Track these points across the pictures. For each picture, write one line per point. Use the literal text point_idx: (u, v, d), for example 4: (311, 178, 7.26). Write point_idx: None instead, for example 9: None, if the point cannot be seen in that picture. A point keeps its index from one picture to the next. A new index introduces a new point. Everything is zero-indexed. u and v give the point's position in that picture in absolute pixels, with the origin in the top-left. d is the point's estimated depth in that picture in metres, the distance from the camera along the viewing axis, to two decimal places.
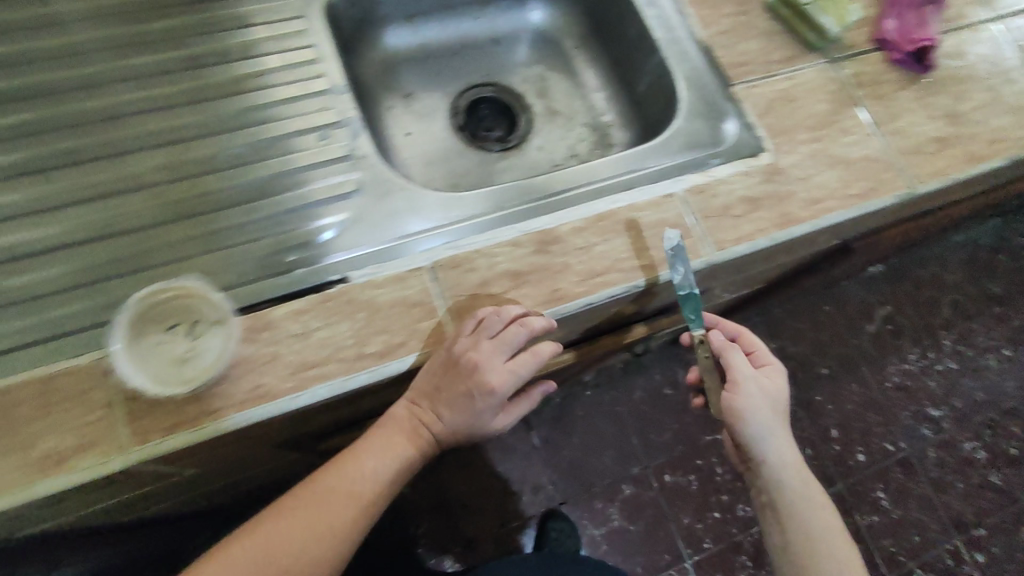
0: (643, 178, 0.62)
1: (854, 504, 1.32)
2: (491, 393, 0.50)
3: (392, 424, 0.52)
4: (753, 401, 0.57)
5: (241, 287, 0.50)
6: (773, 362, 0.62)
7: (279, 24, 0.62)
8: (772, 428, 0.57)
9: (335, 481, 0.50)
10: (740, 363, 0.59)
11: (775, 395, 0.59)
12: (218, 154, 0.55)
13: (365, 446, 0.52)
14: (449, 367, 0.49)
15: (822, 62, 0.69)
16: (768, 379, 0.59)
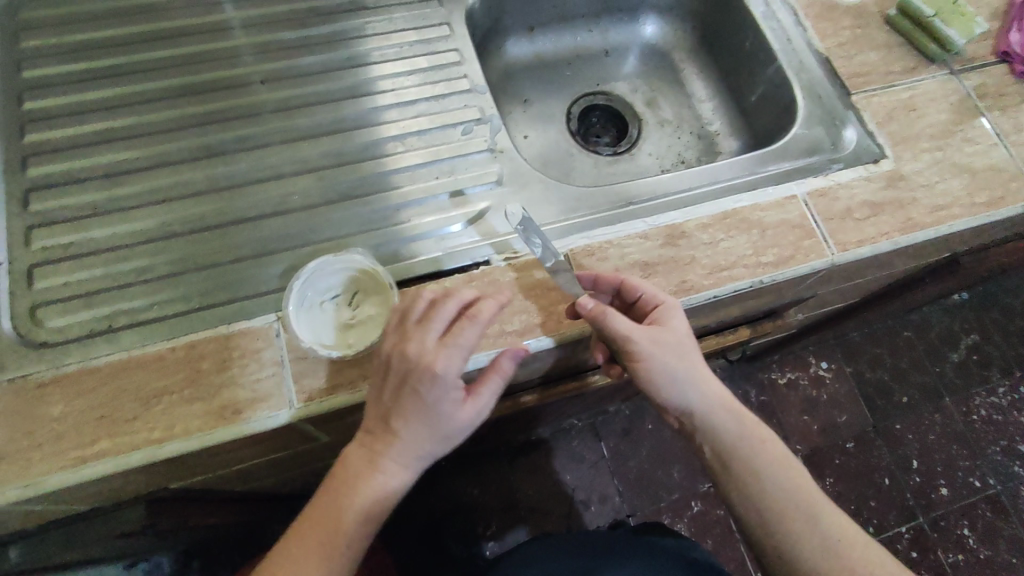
0: (764, 180, 0.64)
1: (937, 540, 1.27)
2: (446, 395, 0.44)
3: (343, 465, 0.46)
4: (657, 361, 0.51)
5: (395, 263, 0.55)
6: (665, 299, 0.53)
7: (428, 28, 0.67)
8: (689, 379, 0.52)
9: (305, 545, 0.45)
10: (629, 328, 0.50)
11: (678, 344, 0.52)
12: (375, 142, 0.61)
13: (325, 499, 0.46)
14: (391, 390, 0.45)
15: (944, 73, 0.69)
16: (673, 326, 0.51)
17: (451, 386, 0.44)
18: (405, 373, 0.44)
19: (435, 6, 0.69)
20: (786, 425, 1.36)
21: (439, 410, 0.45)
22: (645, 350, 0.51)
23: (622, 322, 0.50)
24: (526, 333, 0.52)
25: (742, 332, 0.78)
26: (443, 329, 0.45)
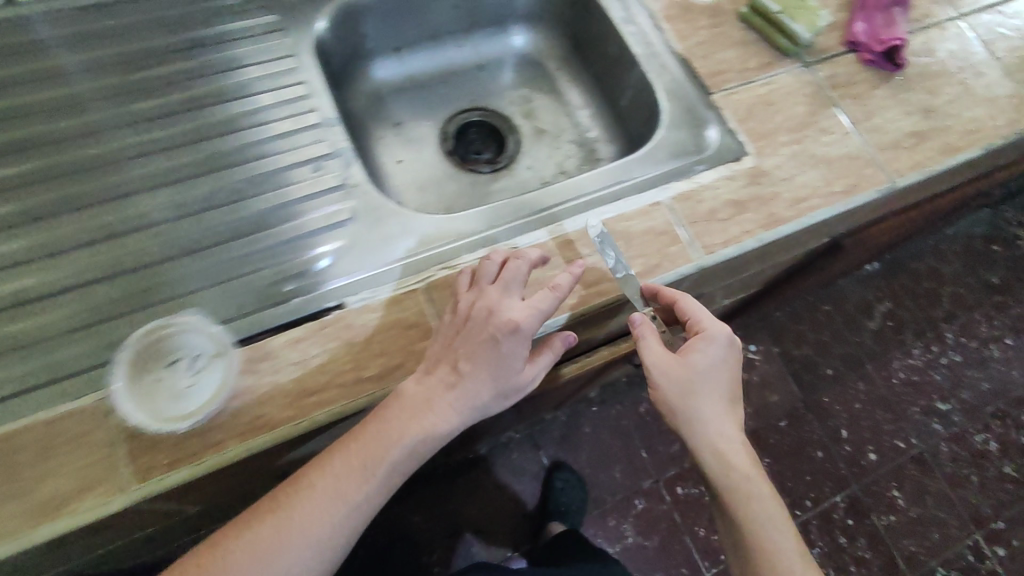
0: (630, 189, 0.63)
1: (869, 504, 1.31)
2: (518, 342, 0.49)
3: (397, 401, 0.48)
4: (693, 399, 0.54)
5: (241, 318, 0.52)
6: (710, 325, 0.55)
7: (272, 62, 0.64)
8: (714, 415, 0.54)
9: (342, 476, 0.48)
10: (655, 354, 0.55)
11: (714, 368, 0.55)
12: (219, 190, 0.57)
13: (347, 452, 0.48)
14: (466, 332, 0.50)
15: (798, 67, 0.70)
16: (696, 359, 0.54)
17: (527, 332, 0.49)
18: (486, 318, 0.49)
19: (279, 37, 0.64)
20: None
21: (510, 359, 0.49)
22: (676, 379, 0.54)
23: (655, 347, 0.55)
24: (384, 377, 0.51)
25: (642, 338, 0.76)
26: (518, 286, 0.52)
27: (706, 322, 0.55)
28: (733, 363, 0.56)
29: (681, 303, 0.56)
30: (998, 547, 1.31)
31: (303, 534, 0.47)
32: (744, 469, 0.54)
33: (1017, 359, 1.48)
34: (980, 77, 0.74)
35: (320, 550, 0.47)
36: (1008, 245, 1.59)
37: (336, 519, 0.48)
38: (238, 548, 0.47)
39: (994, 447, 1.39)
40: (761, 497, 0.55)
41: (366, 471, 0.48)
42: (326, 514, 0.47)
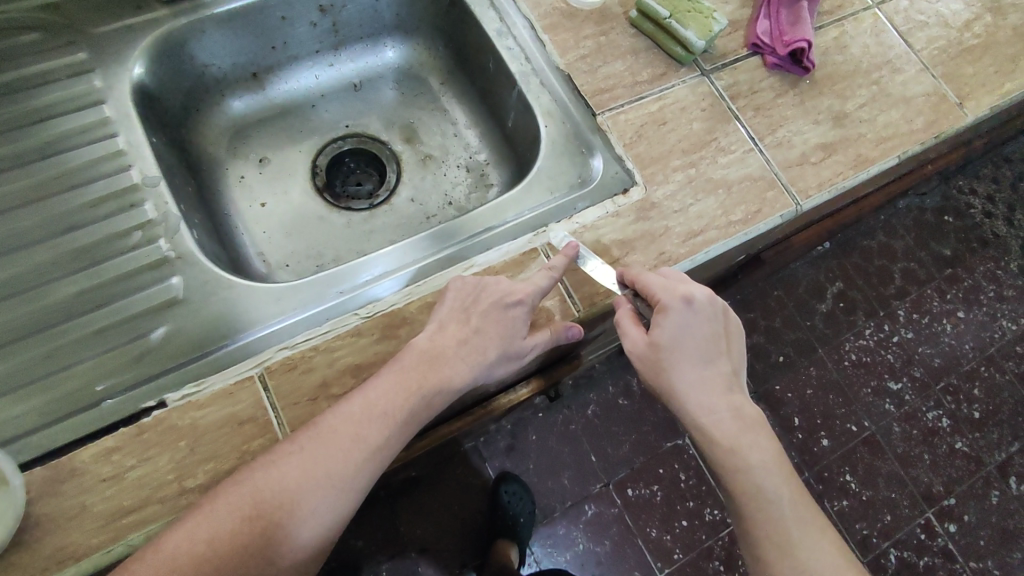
0: (503, 234, 0.57)
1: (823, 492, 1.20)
2: (524, 307, 0.50)
3: (417, 357, 0.47)
4: (674, 371, 0.50)
5: (43, 430, 0.44)
6: (675, 294, 0.50)
7: (80, 112, 0.54)
8: (702, 382, 0.50)
9: (342, 437, 0.44)
10: (630, 333, 0.52)
11: (687, 333, 0.50)
12: (21, 273, 0.49)
13: (331, 429, 0.44)
14: (467, 304, 0.50)
15: (694, 76, 0.64)
16: (660, 334, 0.50)
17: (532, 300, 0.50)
18: (488, 288, 0.50)
19: (89, 80, 0.55)
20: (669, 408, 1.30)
21: (517, 323, 0.50)
22: (647, 359, 0.51)
23: (632, 329, 0.52)
24: (213, 487, 0.44)
25: (545, 380, 0.74)
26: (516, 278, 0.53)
27: (662, 293, 0.50)
28: (717, 326, 0.51)
29: (638, 282, 0.52)
30: (950, 526, 1.20)
31: (287, 521, 0.42)
32: (728, 442, 0.49)
33: (970, 332, 1.34)
34: (895, 73, 0.68)
35: (309, 533, 0.43)
36: (963, 216, 1.43)
37: (325, 501, 0.43)
38: (204, 550, 0.40)
39: (946, 424, 1.27)
40: (753, 469, 0.49)
41: (358, 446, 0.44)
42: (313, 496, 0.43)
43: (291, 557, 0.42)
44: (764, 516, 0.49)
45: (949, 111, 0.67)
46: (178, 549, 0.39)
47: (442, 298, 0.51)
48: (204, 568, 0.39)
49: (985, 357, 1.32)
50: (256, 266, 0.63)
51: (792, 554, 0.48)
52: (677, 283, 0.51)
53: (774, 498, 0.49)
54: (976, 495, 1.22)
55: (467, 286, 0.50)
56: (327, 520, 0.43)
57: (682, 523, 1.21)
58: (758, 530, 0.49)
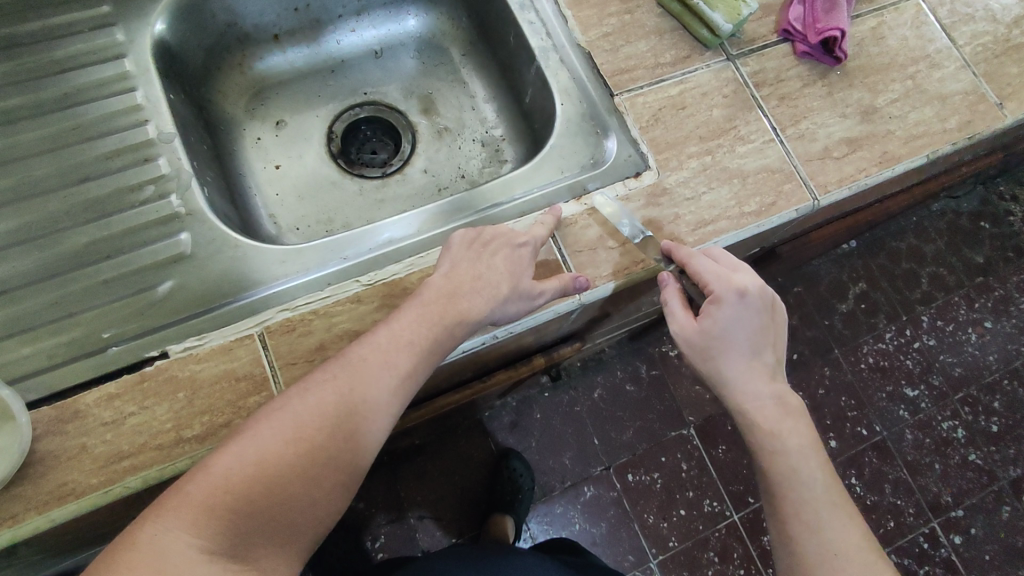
0: (510, 211, 0.57)
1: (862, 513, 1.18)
2: (529, 247, 0.52)
3: (434, 294, 0.48)
4: (722, 362, 0.51)
5: (48, 372, 0.46)
6: (733, 287, 0.50)
7: (100, 66, 0.55)
8: (750, 374, 0.51)
9: (371, 361, 0.45)
10: (678, 318, 0.52)
11: (738, 325, 0.51)
12: (33, 220, 0.50)
13: (362, 356, 0.45)
14: (476, 244, 0.51)
15: (719, 61, 0.62)
16: (710, 324, 0.51)
17: (537, 242, 0.52)
18: (495, 230, 0.52)
19: (110, 33, 0.56)
20: (677, 397, 1.29)
21: (523, 265, 0.51)
22: (693, 343, 0.52)
23: (679, 310, 0.52)
24: (207, 438, 0.46)
25: (543, 360, 0.74)
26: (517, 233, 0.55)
27: (716, 284, 0.50)
28: (766, 318, 0.51)
29: (690, 266, 0.52)
30: (955, 537, 1.18)
31: (327, 444, 0.41)
32: (768, 423, 0.50)
33: (995, 343, 1.29)
34: (933, 69, 0.65)
35: (350, 456, 0.42)
36: (1000, 222, 1.38)
37: (362, 425, 0.43)
38: (251, 472, 0.39)
39: (961, 435, 1.24)
40: (789, 449, 0.50)
41: (388, 371, 0.45)
42: (351, 421, 0.43)
43: (336, 478, 0.41)
44: (795, 494, 0.49)
45: (986, 112, 0.64)
46: (225, 471, 0.38)
47: (446, 249, 0.52)
48: (249, 492, 0.38)
49: (1010, 370, 1.28)
50: (267, 227, 0.64)
51: (818, 532, 0.48)
52: (730, 273, 0.51)
53: (807, 480, 0.49)
54: (986, 509, 1.20)
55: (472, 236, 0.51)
56: (367, 440, 0.43)
57: (680, 512, 1.22)
58: (787, 507, 0.49)
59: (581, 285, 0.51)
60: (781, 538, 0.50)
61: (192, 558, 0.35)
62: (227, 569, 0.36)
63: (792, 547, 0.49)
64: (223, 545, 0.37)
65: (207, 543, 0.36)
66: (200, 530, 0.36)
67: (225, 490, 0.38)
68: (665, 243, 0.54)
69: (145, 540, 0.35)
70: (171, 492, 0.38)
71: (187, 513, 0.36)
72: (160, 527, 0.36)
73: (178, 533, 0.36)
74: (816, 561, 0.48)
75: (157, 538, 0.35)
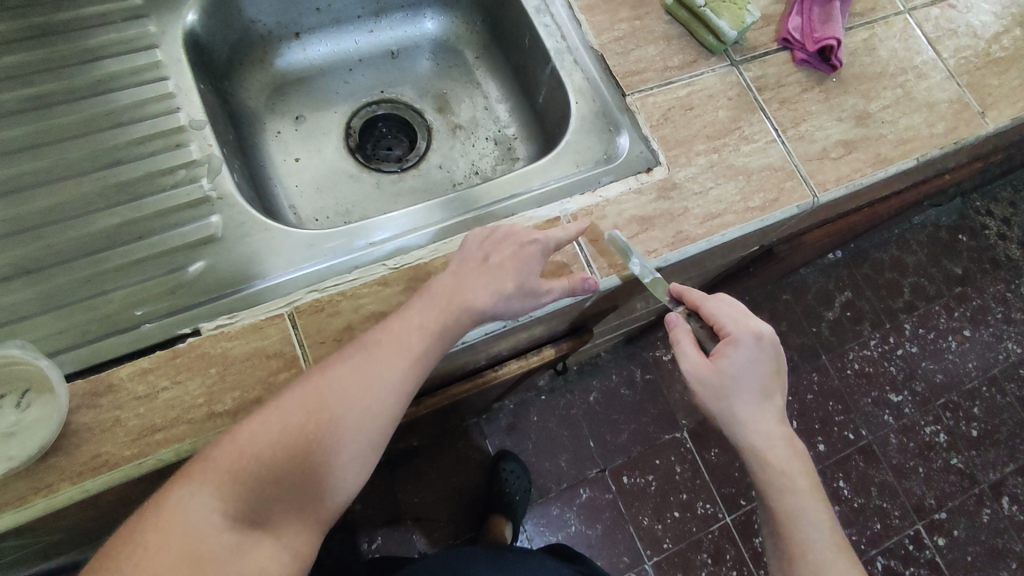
0: (528, 202, 0.59)
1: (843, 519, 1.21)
2: (540, 246, 0.52)
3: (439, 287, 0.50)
4: (733, 402, 0.53)
5: (82, 347, 0.47)
6: (747, 331, 0.53)
7: (133, 55, 0.57)
8: (759, 418, 0.53)
9: (386, 347, 0.47)
10: (687, 356, 0.54)
11: (751, 367, 0.53)
12: (65, 202, 0.51)
13: (375, 341, 0.47)
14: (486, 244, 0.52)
15: (723, 66, 0.66)
16: (725, 364, 0.53)
17: (548, 242, 0.53)
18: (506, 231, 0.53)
19: (143, 25, 0.58)
20: (671, 400, 1.32)
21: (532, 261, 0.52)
22: (707, 383, 0.53)
23: (692, 349, 0.54)
24: (238, 413, 0.47)
25: (553, 350, 0.74)
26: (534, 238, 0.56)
27: (733, 326, 0.54)
28: (775, 363, 0.54)
29: (706, 308, 0.56)
30: (939, 539, 1.21)
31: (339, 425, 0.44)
32: (780, 463, 0.53)
33: (974, 351, 1.34)
34: (921, 79, 0.69)
35: (363, 436, 0.45)
36: (978, 235, 1.44)
37: (376, 410, 0.45)
38: (273, 449, 0.42)
39: (943, 439, 1.28)
40: (795, 490, 0.53)
41: (402, 355, 0.47)
42: (365, 407, 0.45)
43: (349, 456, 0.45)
44: (798, 528, 0.53)
45: (970, 120, 0.68)
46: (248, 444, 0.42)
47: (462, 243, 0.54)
48: (268, 464, 0.42)
49: (988, 377, 1.33)
50: (287, 217, 0.65)
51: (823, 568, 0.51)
52: (745, 318, 0.55)
53: (812, 520, 0.53)
54: (967, 511, 1.24)
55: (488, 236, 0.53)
56: (379, 420, 0.46)
57: (674, 514, 1.23)
58: (795, 548, 0.53)
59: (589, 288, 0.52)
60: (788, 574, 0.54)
61: (216, 524, 0.40)
62: (245, 535, 0.41)
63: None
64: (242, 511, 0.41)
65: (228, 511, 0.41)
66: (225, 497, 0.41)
67: (246, 463, 0.42)
68: (674, 286, 0.58)
69: (180, 500, 0.40)
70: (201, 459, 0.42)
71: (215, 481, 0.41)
72: (191, 490, 0.41)
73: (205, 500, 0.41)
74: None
75: (189, 501, 0.40)
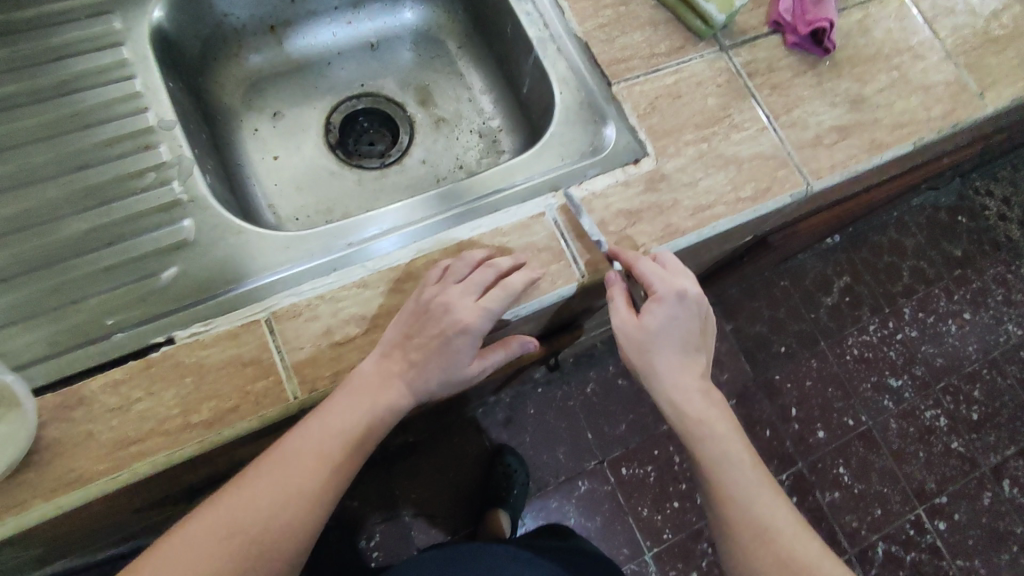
0: (512, 198, 0.57)
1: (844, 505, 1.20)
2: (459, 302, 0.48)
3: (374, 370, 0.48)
4: (659, 360, 0.53)
5: (50, 359, 0.46)
6: (671, 291, 0.51)
7: (98, 53, 0.55)
8: (682, 373, 0.53)
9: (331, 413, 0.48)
10: (620, 315, 0.53)
11: (676, 325, 0.52)
12: (31, 209, 0.50)
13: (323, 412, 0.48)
14: (444, 278, 0.50)
15: (712, 51, 0.64)
16: (650, 321, 0.52)
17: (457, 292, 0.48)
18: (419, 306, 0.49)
19: (107, 21, 0.56)
20: None
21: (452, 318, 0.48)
22: (632, 337, 0.52)
23: (622, 307, 0.53)
24: (215, 424, 0.46)
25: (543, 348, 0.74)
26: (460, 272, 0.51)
27: (659, 285, 0.51)
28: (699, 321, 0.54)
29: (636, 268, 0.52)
30: (941, 523, 1.21)
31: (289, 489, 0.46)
32: (696, 412, 0.53)
33: (974, 334, 1.33)
34: (919, 60, 0.67)
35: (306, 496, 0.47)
36: (976, 216, 1.42)
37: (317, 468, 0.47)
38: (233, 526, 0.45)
39: (944, 423, 1.27)
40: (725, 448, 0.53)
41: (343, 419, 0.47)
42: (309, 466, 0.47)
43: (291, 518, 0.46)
44: (722, 475, 0.53)
45: (969, 101, 0.66)
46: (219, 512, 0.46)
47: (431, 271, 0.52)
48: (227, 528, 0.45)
49: (988, 360, 1.32)
50: (267, 217, 0.64)
51: (751, 508, 0.52)
52: (671, 275, 0.52)
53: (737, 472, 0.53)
54: (968, 495, 1.23)
55: (465, 262, 0.50)
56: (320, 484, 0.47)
57: (673, 504, 1.23)
58: (725, 496, 0.53)
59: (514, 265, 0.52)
60: (722, 522, 0.53)
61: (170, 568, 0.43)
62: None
63: (736, 532, 0.52)
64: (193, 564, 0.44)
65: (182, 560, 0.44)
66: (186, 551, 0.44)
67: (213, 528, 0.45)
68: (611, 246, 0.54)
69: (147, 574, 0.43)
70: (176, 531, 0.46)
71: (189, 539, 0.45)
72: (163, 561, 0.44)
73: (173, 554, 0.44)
74: (756, 540, 0.51)
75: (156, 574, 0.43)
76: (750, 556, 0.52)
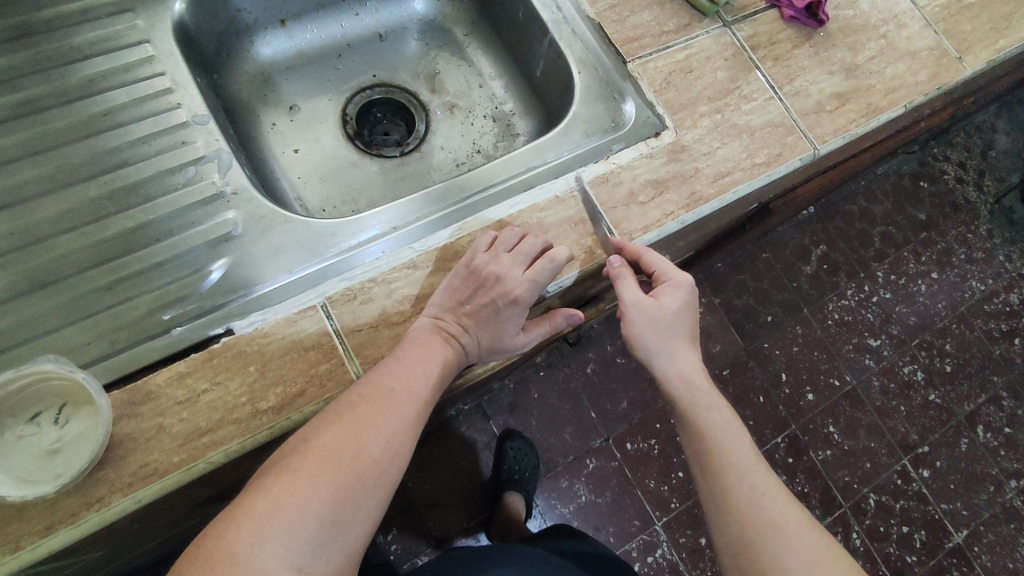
0: (543, 175, 0.59)
1: (836, 461, 1.26)
2: (511, 271, 0.50)
3: (431, 332, 0.49)
4: (667, 342, 0.54)
5: (115, 357, 0.46)
6: (677, 276, 0.56)
7: (124, 51, 0.54)
8: (679, 351, 0.55)
9: (401, 373, 0.46)
10: (636, 296, 0.54)
11: (680, 310, 0.56)
12: (74, 209, 0.49)
13: (389, 371, 0.46)
14: (495, 247, 0.52)
15: (716, 28, 0.66)
16: (666, 302, 0.55)
17: (507, 265, 0.50)
18: (472, 275, 0.50)
19: (129, 19, 0.55)
20: None
21: (506, 285, 0.50)
22: (649, 318, 0.54)
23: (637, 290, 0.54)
24: (284, 409, 0.46)
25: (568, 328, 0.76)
26: (512, 242, 0.52)
27: (670, 270, 0.55)
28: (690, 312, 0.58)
29: (645, 256, 0.55)
30: (924, 472, 1.27)
31: (363, 453, 0.43)
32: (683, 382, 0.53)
33: (943, 291, 1.40)
34: (902, 28, 0.72)
35: (382, 460, 0.44)
36: (937, 181, 1.49)
37: (392, 433, 0.45)
38: (327, 488, 0.41)
39: (921, 377, 1.34)
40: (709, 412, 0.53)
41: (413, 379, 0.47)
42: (384, 430, 0.45)
43: (370, 484, 0.43)
44: (712, 439, 0.52)
45: (950, 65, 0.71)
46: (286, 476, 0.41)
47: (472, 243, 0.53)
48: (302, 497, 0.40)
49: (957, 315, 1.39)
50: (296, 209, 0.64)
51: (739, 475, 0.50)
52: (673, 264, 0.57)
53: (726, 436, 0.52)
54: (947, 443, 1.30)
55: (514, 232, 0.53)
56: (393, 448, 0.45)
57: (679, 474, 1.24)
58: (717, 460, 0.51)
59: (540, 244, 0.52)
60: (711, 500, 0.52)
61: (247, 545, 0.38)
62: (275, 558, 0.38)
63: (722, 495, 0.50)
64: (273, 538, 0.38)
65: (258, 537, 0.38)
66: (260, 526, 0.38)
67: (286, 493, 0.40)
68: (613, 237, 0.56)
69: (235, 555, 0.37)
70: (242, 505, 0.40)
71: (254, 510, 0.39)
72: (250, 537, 0.38)
73: (242, 531, 0.38)
74: (747, 502, 0.49)
75: (252, 551, 0.38)
76: (737, 519, 0.49)
